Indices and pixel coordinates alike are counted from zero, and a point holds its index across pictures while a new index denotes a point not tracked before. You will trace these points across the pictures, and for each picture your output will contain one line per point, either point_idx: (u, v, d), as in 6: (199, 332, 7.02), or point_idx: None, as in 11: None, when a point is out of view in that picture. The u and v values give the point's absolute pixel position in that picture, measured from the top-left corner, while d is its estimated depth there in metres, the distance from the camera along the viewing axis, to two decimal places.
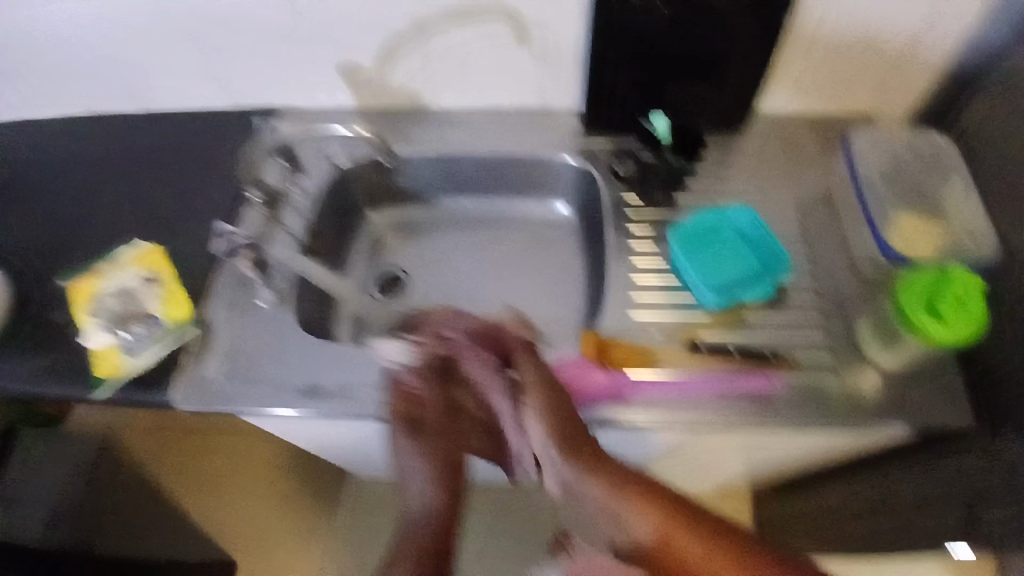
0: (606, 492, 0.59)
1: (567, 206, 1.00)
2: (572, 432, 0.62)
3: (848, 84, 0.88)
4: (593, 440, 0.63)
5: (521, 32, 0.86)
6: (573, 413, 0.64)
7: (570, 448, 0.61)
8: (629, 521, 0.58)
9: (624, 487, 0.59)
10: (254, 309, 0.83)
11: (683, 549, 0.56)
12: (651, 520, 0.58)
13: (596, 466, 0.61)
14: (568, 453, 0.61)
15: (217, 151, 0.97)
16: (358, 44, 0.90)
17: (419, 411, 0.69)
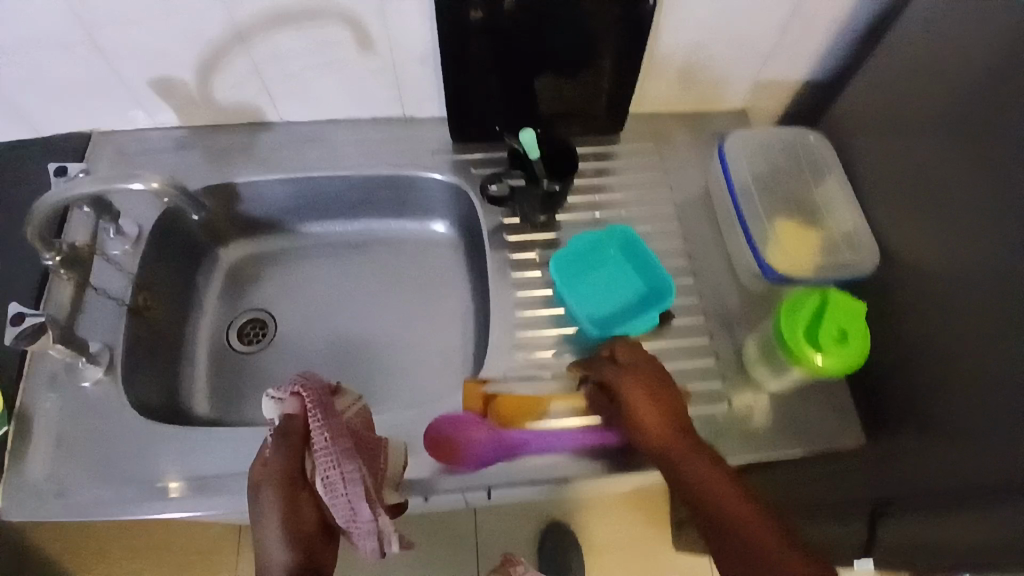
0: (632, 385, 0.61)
1: (444, 224, 0.92)
2: (653, 372, 0.62)
3: (726, 76, 0.82)
4: (670, 383, 0.62)
5: (362, 38, 0.74)
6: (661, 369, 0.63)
7: (642, 368, 0.62)
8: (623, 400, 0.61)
9: (650, 395, 0.60)
10: (78, 391, 0.71)
11: (653, 433, 0.59)
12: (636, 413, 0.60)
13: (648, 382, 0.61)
14: (632, 366, 0.62)
15: (12, 193, 0.81)
16: (167, 59, 0.74)
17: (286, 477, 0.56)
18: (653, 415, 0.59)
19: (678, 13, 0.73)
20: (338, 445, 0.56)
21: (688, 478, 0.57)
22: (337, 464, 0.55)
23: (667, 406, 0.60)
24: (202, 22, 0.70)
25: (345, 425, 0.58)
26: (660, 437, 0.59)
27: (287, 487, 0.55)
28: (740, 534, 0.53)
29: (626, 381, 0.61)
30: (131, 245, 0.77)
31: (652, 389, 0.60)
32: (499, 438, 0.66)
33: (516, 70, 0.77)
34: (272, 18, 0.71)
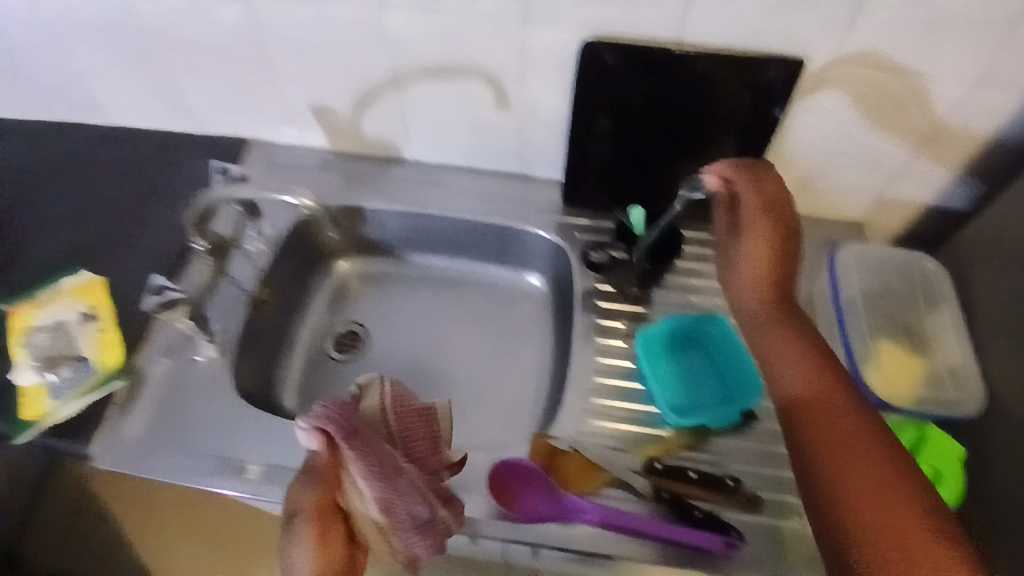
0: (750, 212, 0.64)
1: (539, 278, 0.95)
2: (784, 217, 0.63)
3: (845, 187, 0.82)
4: (796, 239, 0.63)
5: (500, 97, 0.81)
6: (795, 224, 0.63)
7: (773, 209, 0.63)
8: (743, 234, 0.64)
9: (767, 231, 0.62)
10: (189, 363, 0.79)
11: (755, 271, 0.62)
12: (755, 241, 0.62)
13: (774, 222, 0.62)
14: (766, 201, 0.63)
15: (179, 180, 0.93)
16: (330, 91, 0.85)
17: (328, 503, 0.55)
18: (756, 270, 0.62)
19: (805, 119, 0.75)
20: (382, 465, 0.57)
21: (812, 419, 0.51)
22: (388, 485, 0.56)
23: (781, 248, 0.61)
24: (367, 64, 0.80)
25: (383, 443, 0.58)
26: (760, 293, 0.61)
27: (322, 515, 0.54)
28: (822, 406, 0.51)
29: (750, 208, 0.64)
30: (263, 245, 0.86)
31: (759, 239, 0.62)
32: (557, 497, 0.66)
33: (636, 146, 0.81)
34: (426, 69, 0.79)
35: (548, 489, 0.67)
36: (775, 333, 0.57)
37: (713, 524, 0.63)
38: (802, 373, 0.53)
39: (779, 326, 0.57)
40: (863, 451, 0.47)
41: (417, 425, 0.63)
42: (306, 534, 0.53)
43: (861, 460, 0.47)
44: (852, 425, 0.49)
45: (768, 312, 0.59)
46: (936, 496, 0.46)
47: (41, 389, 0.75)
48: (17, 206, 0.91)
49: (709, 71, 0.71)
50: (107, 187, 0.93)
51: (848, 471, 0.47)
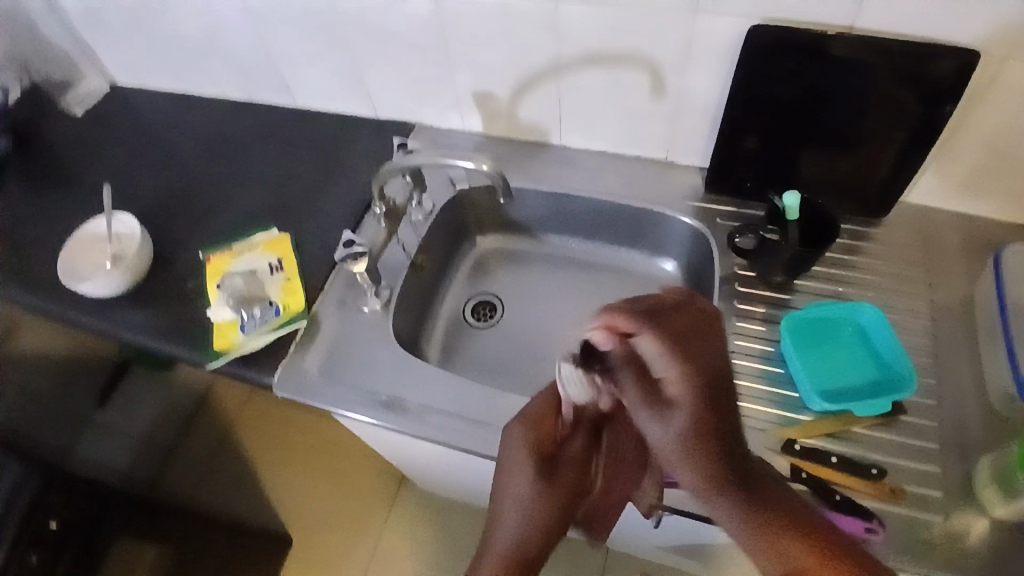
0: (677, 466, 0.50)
1: (672, 265, 0.98)
2: (719, 441, 0.49)
3: (1018, 188, 0.78)
4: (720, 426, 0.48)
5: (656, 85, 0.84)
6: (715, 374, 0.48)
7: (706, 418, 0.49)
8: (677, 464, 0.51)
9: (707, 453, 0.49)
10: (357, 313, 0.89)
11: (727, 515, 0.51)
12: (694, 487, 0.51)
13: (710, 417, 0.49)
14: (707, 479, 0.49)
15: (355, 156, 1.06)
16: (494, 78, 0.93)
17: (550, 449, 0.64)
18: (698, 478, 0.50)
19: (979, 114, 0.73)
20: (651, 401, 0.50)
21: None
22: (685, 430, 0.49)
23: (720, 440, 0.49)
24: (534, 53, 0.87)
25: (699, 391, 0.48)
26: (697, 473, 0.50)
27: (539, 464, 0.63)
28: None
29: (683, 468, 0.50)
30: (423, 216, 0.95)
31: (702, 464, 0.49)
32: None
33: (789, 136, 0.81)
34: (588, 58, 0.84)
35: None
36: (740, 530, 0.51)
37: (851, 509, 0.64)
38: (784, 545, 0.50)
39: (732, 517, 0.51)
40: None
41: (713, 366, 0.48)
42: (531, 482, 0.62)
43: None
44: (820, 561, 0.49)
45: (716, 492, 0.50)
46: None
47: (234, 324, 0.88)
48: (229, 170, 1.09)
49: (879, 59, 0.71)
50: (299, 159, 1.08)
51: None
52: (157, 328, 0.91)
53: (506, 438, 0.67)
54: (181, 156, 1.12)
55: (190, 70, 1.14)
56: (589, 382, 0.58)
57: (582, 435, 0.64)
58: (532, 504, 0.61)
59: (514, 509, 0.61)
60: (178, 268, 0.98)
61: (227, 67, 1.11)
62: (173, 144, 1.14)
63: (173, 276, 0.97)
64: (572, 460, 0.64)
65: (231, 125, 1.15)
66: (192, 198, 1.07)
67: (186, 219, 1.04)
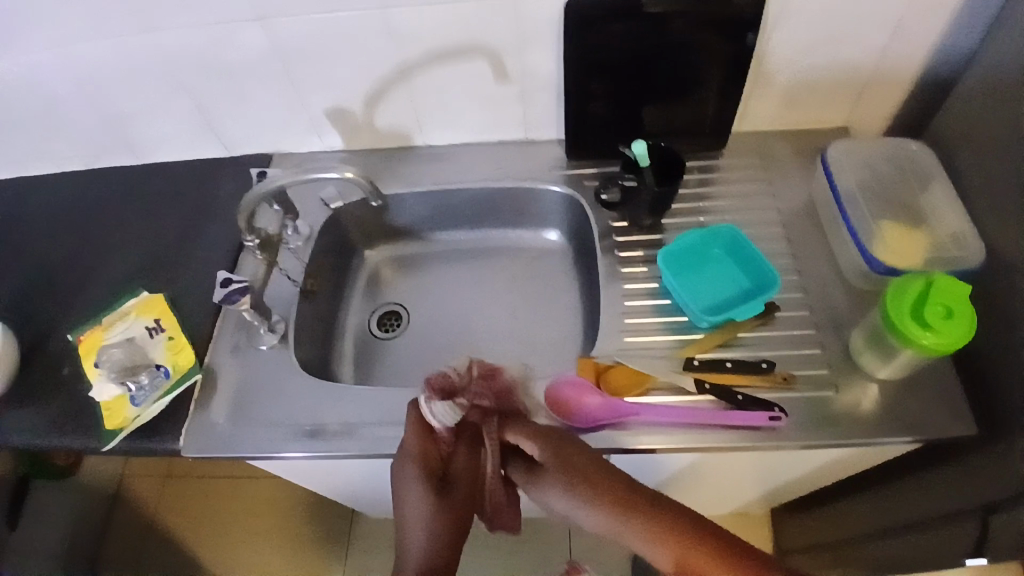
0: (586, 509, 0.59)
1: (557, 233, 1.03)
2: (598, 478, 0.60)
3: (825, 96, 0.89)
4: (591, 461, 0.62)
5: (498, 69, 0.88)
6: (580, 444, 0.64)
7: (579, 473, 0.61)
8: (589, 517, 0.59)
9: (590, 489, 0.59)
10: (256, 352, 0.86)
11: (635, 533, 0.56)
12: (604, 516, 0.58)
13: (590, 472, 0.61)
14: (594, 500, 0.59)
15: (220, 199, 1.03)
16: (343, 93, 0.93)
17: (439, 465, 0.65)
18: (606, 516, 0.58)
19: (776, 39, 0.82)
20: (529, 469, 0.64)
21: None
22: (565, 483, 0.61)
23: (596, 476, 0.61)
24: (376, 61, 0.88)
25: (569, 451, 0.63)
26: (600, 505, 0.58)
27: (426, 478, 0.63)
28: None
29: (589, 517, 0.59)
30: (304, 241, 0.93)
31: (590, 496, 0.59)
32: (617, 405, 0.71)
33: (628, 92, 0.88)
34: (429, 55, 0.87)
35: (605, 406, 0.71)
36: (643, 540, 0.56)
37: (754, 402, 0.70)
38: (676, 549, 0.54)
39: (638, 528, 0.56)
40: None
41: (568, 449, 0.63)
42: (430, 492, 0.62)
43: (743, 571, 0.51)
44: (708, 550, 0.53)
45: (620, 515, 0.57)
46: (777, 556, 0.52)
47: (123, 397, 0.82)
48: (83, 243, 1.02)
49: (682, 7, 0.78)
50: (160, 215, 1.03)
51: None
52: (37, 425, 0.84)
53: (398, 475, 0.65)
54: (24, 241, 1.03)
55: (12, 151, 1.05)
56: (456, 400, 0.66)
57: (464, 448, 0.66)
58: (434, 513, 0.60)
59: (417, 523, 0.60)
60: (48, 357, 0.90)
61: (51, 137, 1.03)
62: (11, 230, 1.05)
63: (43, 367, 0.89)
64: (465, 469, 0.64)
65: (75, 196, 1.08)
66: (46, 280, 0.98)
67: (44, 305, 0.96)
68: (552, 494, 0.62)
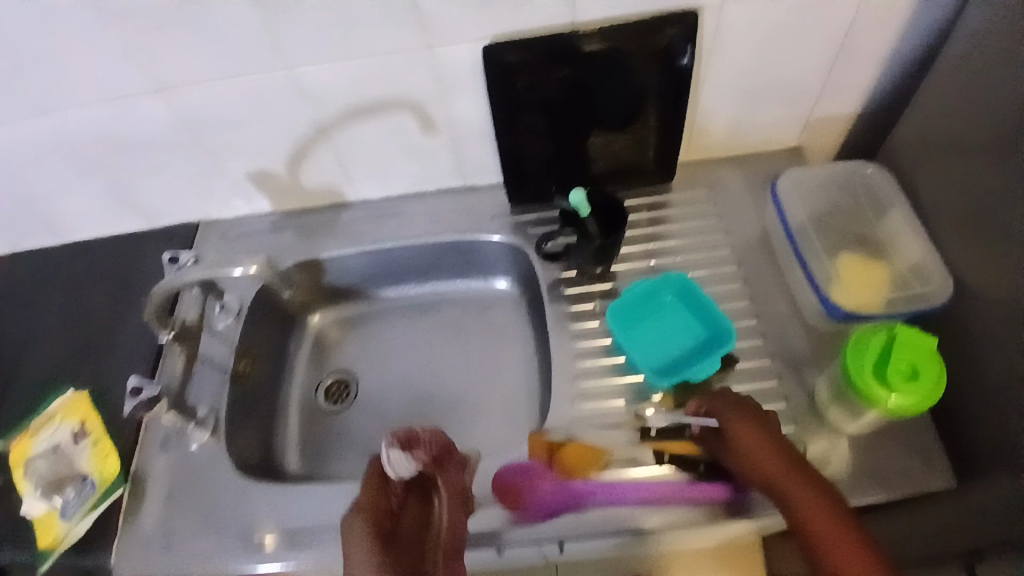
0: (747, 463, 0.61)
1: (507, 281, 0.97)
2: (774, 449, 0.60)
3: (771, 120, 0.84)
4: (778, 429, 0.62)
5: (422, 121, 0.82)
6: (766, 418, 0.63)
7: (772, 437, 0.61)
8: (755, 469, 0.60)
9: (769, 451, 0.60)
10: (188, 450, 0.80)
11: (786, 490, 0.58)
12: (774, 474, 0.59)
13: (771, 436, 0.61)
14: (774, 464, 0.59)
15: (145, 275, 0.97)
16: (263, 157, 0.87)
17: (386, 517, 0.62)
18: (763, 473, 0.60)
19: (714, 67, 0.77)
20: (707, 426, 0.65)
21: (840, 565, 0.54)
22: (759, 441, 0.61)
23: (766, 442, 0.61)
24: (293, 122, 0.82)
25: (761, 425, 0.62)
26: (765, 468, 0.60)
27: (374, 524, 0.60)
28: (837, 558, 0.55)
29: (743, 467, 0.61)
30: (233, 318, 0.87)
31: (764, 458, 0.60)
32: (604, 487, 0.66)
33: (562, 134, 0.82)
34: (347, 112, 0.81)
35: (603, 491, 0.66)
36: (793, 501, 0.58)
37: (717, 473, 0.65)
38: (810, 520, 0.57)
39: (791, 486, 0.58)
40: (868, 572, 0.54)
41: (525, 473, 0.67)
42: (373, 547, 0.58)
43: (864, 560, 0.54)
44: (832, 529, 0.56)
45: (787, 482, 0.58)
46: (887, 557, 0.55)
47: (50, 515, 0.75)
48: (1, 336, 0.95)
49: (607, 46, 0.73)
50: (82, 298, 0.96)
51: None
52: None
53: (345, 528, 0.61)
54: None
55: None
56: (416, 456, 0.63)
57: (414, 504, 0.65)
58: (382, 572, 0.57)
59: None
60: None
61: None
62: None
63: None
64: (416, 520, 0.64)
65: None
66: None
67: None
68: (735, 442, 0.62)
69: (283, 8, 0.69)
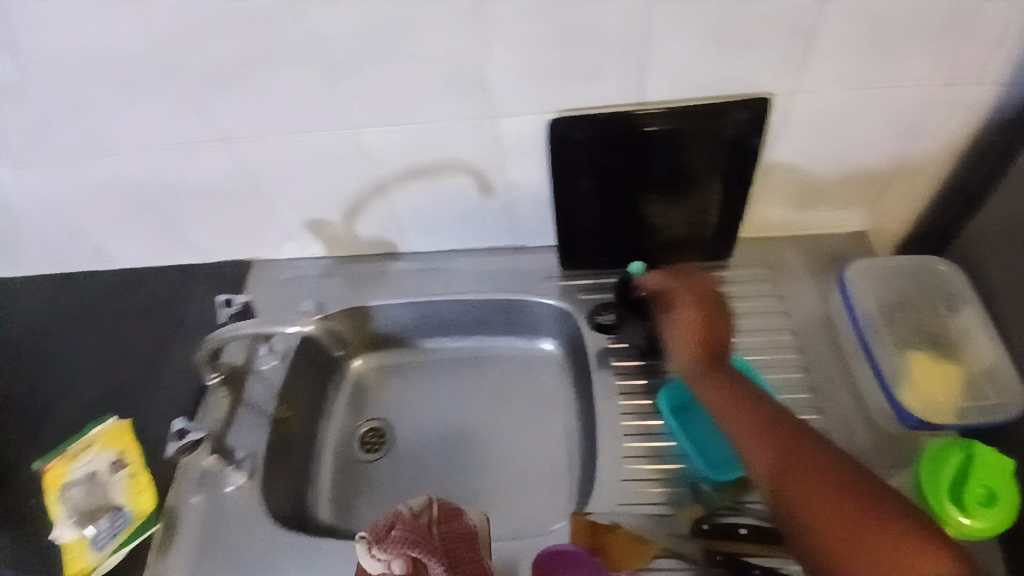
0: (684, 355, 0.69)
1: (553, 343, 0.95)
2: (710, 339, 0.68)
3: (836, 204, 0.82)
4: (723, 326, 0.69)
5: (481, 183, 0.82)
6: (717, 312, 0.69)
7: (711, 332, 0.68)
8: (686, 358, 0.68)
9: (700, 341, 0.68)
10: (222, 495, 0.79)
11: (713, 385, 0.65)
12: (697, 366, 0.67)
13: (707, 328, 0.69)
14: (704, 355, 0.67)
15: (194, 311, 0.98)
16: (321, 206, 0.88)
17: None
18: (692, 361, 0.68)
19: (781, 149, 0.75)
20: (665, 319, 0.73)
21: (791, 484, 0.55)
22: (695, 334, 0.68)
23: (704, 330, 0.68)
24: (353, 175, 0.83)
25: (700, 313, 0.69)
26: (696, 361, 0.67)
27: None
28: (788, 475, 0.56)
29: (680, 353, 0.69)
30: (278, 360, 0.89)
31: (698, 349, 0.68)
32: None
33: (619, 206, 0.81)
34: (406, 170, 0.81)
35: None
36: (724, 401, 0.63)
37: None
38: (740, 422, 0.61)
39: (719, 386, 0.64)
40: (824, 494, 0.53)
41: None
42: None
43: (823, 489, 0.54)
44: (777, 443, 0.58)
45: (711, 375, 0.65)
46: (866, 482, 0.54)
47: (81, 543, 0.74)
48: (51, 359, 0.97)
49: (670, 124, 0.72)
50: (132, 329, 0.98)
51: (815, 514, 0.53)
52: None
53: None
54: None
55: None
56: (389, 550, 0.57)
57: None
58: None
59: None
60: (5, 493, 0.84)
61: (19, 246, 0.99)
62: None
63: None
64: None
65: (46, 304, 1.03)
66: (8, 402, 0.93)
67: (6, 431, 0.90)
68: (676, 330, 0.70)
69: (352, 71, 0.71)
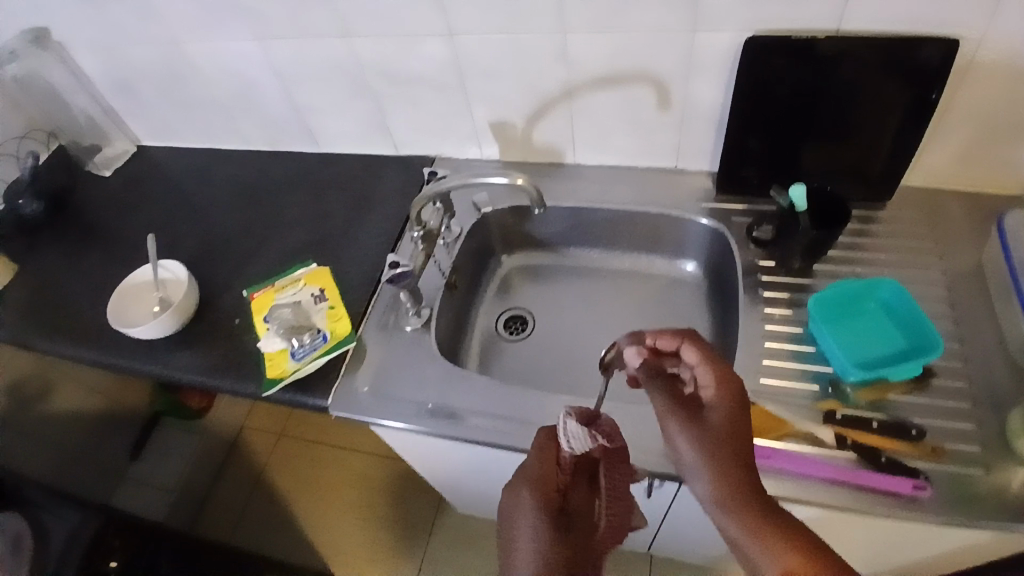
0: (693, 451, 0.57)
1: (693, 265, 1.04)
2: (733, 450, 0.56)
3: (1003, 163, 0.85)
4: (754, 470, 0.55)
5: (662, 99, 0.91)
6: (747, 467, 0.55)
7: (734, 445, 0.56)
8: (689, 457, 0.57)
9: (715, 448, 0.56)
10: (401, 332, 0.94)
11: (774, 519, 0.52)
12: (716, 472, 0.55)
13: (718, 450, 0.56)
14: (718, 456, 0.55)
15: (382, 190, 1.14)
16: (511, 107, 1.00)
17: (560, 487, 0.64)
18: (703, 467, 0.55)
19: (962, 96, 0.79)
20: (675, 409, 0.60)
21: None
22: (704, 435, 0.57)
23: (731, 437, 0.56)
24: (549, 78, 0.94)
25: (717, 414, 0.58)
26: (708, 468, 0.55)
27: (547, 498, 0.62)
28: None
29: (682, 446, 0.58)
30: (455, 238, 1.02)
31: (717, 452, 0.55)
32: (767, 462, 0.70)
33: (787, 136, 0.88)
34: (596, 78, 0.92)
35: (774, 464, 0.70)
36: (760, 546, 0.50)
37: (898, 469, 0.69)
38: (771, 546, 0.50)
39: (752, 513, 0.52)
40: None
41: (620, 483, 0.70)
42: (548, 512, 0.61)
43: None
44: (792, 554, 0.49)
45: (733, 489, 0.54)
46: None
47: (287, 351, 0.91)
48: (263, 213, 1.17)
49: (859, 55, 0.78)
50: (329, 198, 1.15)
51: None
52: (210, 363, 0.95)
53: (511, 496, 0.64)
54: (216, 207, 1.20)
55: (216, 127, 1.23)
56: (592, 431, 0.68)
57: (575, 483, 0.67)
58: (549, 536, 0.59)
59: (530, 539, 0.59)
60: (224, 307, 1.03)
61: (247, 116, 1.18)
62: (205, 197, 1.22)
63: (216, 315, 1.02)
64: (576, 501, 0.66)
65: (260, 172, 1.23)
66: (228, 241, 1.13)
67: (225, 263, 1.10)
68: (684, 437, 0.58)
69: None
